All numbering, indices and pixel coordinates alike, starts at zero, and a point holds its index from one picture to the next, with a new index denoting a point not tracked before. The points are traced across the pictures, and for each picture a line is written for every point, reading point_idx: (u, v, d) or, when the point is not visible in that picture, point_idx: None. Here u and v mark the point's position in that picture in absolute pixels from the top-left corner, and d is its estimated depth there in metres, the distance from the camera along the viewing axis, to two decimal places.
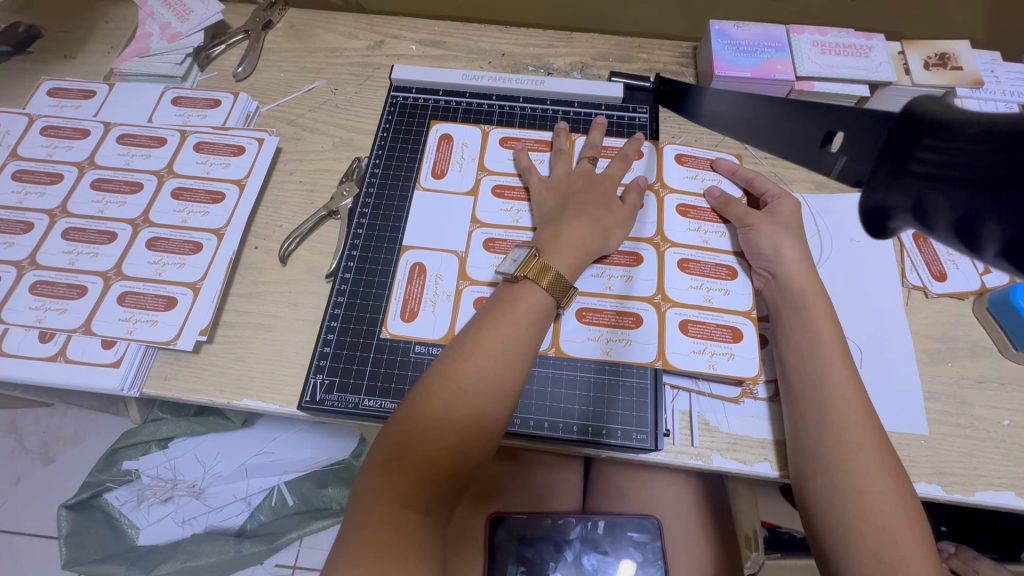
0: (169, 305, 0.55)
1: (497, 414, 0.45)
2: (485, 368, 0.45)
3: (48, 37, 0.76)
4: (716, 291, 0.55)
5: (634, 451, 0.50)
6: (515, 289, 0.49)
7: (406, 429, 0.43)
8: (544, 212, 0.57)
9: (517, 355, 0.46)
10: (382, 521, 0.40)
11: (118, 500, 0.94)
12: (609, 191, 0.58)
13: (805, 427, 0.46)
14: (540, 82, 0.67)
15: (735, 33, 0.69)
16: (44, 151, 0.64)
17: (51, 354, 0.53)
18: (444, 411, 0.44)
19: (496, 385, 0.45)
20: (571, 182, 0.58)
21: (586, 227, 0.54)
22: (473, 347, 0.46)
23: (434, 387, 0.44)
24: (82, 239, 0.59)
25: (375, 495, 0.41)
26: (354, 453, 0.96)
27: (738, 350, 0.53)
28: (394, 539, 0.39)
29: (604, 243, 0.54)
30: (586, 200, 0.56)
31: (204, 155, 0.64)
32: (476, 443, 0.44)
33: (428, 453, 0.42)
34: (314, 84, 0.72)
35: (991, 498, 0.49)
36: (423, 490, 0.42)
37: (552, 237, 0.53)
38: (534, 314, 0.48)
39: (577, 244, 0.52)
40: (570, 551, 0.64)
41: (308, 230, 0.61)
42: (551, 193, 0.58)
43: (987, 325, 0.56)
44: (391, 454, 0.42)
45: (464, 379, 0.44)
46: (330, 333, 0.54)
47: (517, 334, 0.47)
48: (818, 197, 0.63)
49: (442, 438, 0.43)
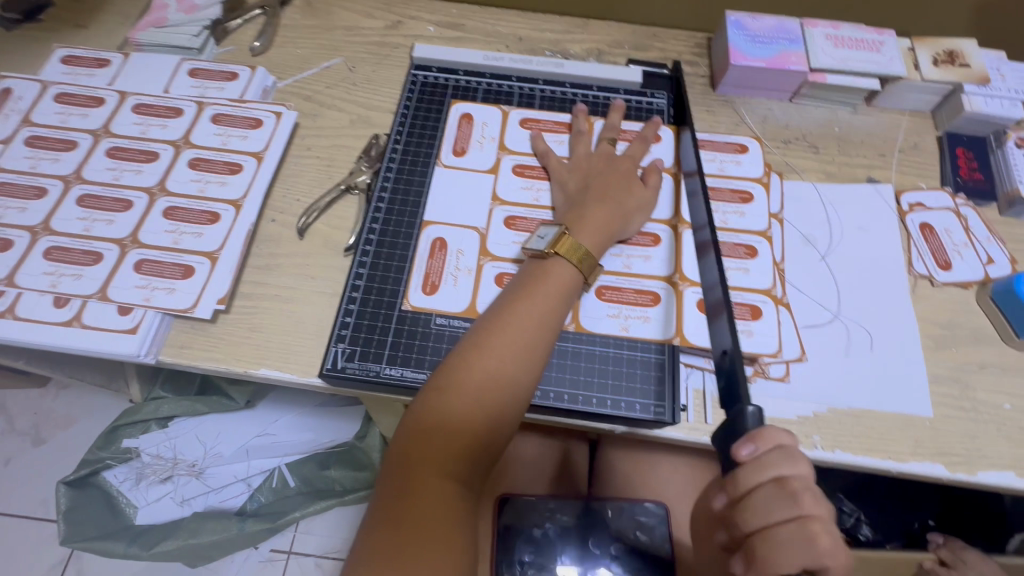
0: (187, 274, 0.55)
1: (530, 387, 0.46)
2: (521, 341, 0.46)
3: (58, 6, 0.75)
4: (736, 270, 0.58)
5: (651, 425, 0.51)
6: (545, 264, 0.50)
7: (442, 398, 0.44)
8: (567, 192, 0.58)
9: (548, 328, 0.48)
10: (422, 489, 0.40)
11: (116, 479, 0.92)
12: (631, 172, 0.59)
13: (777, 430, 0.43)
14: (560, 65, 0.68)
15: (751, 24, 0.70)
16: (57, 118, 0.64)
17: (67, 319, 0.53)
18: (480, 382, 0.44)
19: (530, 358, 0.46)
20: (593, 163, 0.59)
21: (612, 208, 0.55)
22: (506, 320, 0.47)
23: (469, 358, 0.45)
24: (97, 206, 0.58)
25: (412, 464, 0.42)
26: (357, 435, 0.95)
27: (756, 327, 0.55)
28: (435, 507, 0.40)
29: (625, 226, 0.56)
30: (609, 182, 0.57)
31: (221, 127, 0.64)
32: (509, 413, 0.45)
33: (463, 422, 0.43)
34: (331, 62, 0.72)
35: (994, 478, 0.51)
36: (460, 458, 0.42)
37: (577, 215, 0.54)
38: (566, 289, 0.49)
39: (603, 224, 0.54)
40: (578, 532, 0.65)
41: (325, 204, 0.61)
42: (574, 174, 0.59)
43: (990, 313, 0.58)
44: (427, 424, 0.43)
45: (498, 351, 0.45)
46: (351, 305, 0.54)
47: (550, 309, 0.48)
48: (828, 187, 0.64)
49: (477, 408, 0.44)
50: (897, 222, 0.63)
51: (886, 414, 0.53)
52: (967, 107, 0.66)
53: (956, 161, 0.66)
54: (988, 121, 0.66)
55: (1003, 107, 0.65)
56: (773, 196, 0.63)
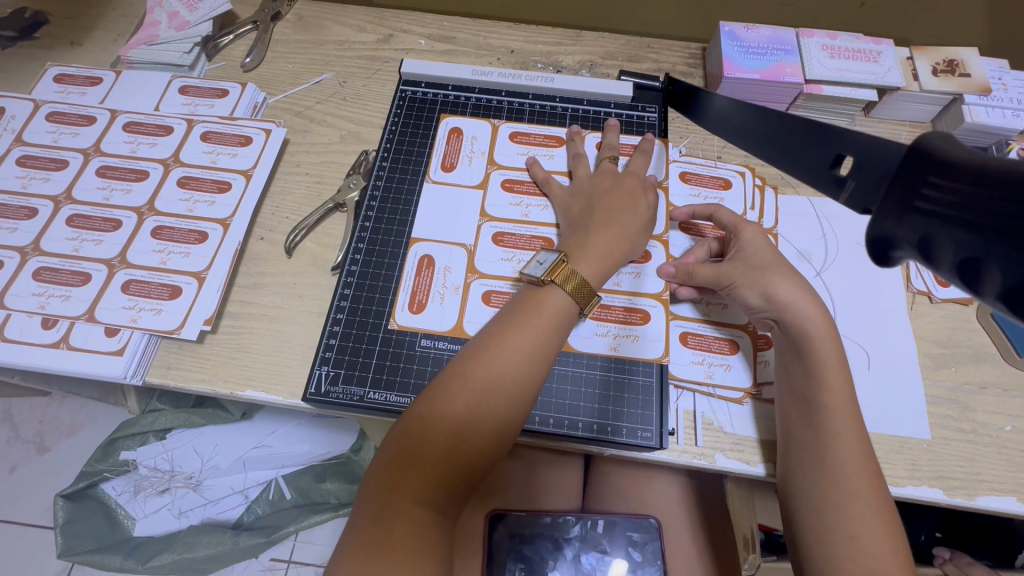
0: (174, 294, 0.55)
1: (516, 417, 0.45)
2: (511, 370, 0.45)
3: (53, 24, 0.76)
4: (714, 305, 0.56)
5: (639, 449, 0.50)
6: (541, 294, 0.49)
7: (424, 425, 0.43)
8: (569, 218, 0.56)
9: (539, 358, 0.47)
10: (397, 519, 0.40)
11: (114, 491, 0.93)
12: (635, 189, 0.57)
13: (801, 440, 0.46)
14: (549, 79, 0.67)
15: (745, 35, 0.69)
16: (49, 137, 0.64)
17: (55, 340, 0.53)
18: (467, 410, 0.44)
19: (522, 383, 0.45)
20: (596, 183, 0.57)
21: (615, 234, 0.53)
22: (495, 348, 0.46)
23: (455, 388, 0.44)
24: (86, 226, 0.58)
25: (391, 491, 0.41)
26: (353, 447, 0.95)
27: (735, 361, 0.53)
28: (409, 538, 0.39)
29: (631, 250, 0.54)
30: (612, 204, 0.55)
31: (211, 145, 0.64)
32: (491, 444, 0.44)
33: (445, 451, 0.42)
34: (322, 77, 0.71)
35: (993, 503, 0.49)
36: (439, 487, 0.42)
37: (578, 242, 0.53)
38: (560, 320, 0.48)
39: (607, 252, 0.52)
40: (569, 549, 0.64)
41: (313, 222, 0.60)
42: (576, 197, 0.57)
43: (991, 331, 0.57)
44: (410, 451, 0.42)
45: (486, 379, 0.44)
46: (337, 326, 0.54)
47: (540, 337, 0.47)
48: (825, 201, 0.63)
49: (461, 437, 0.43)
50: None
51: (881, 435, 0.52)
52: (967, 118, 0.64)
53: None
54: (990, 133, 0.65)
55: (1005, 118, 0.63)
56: (767, 211, 0.62)
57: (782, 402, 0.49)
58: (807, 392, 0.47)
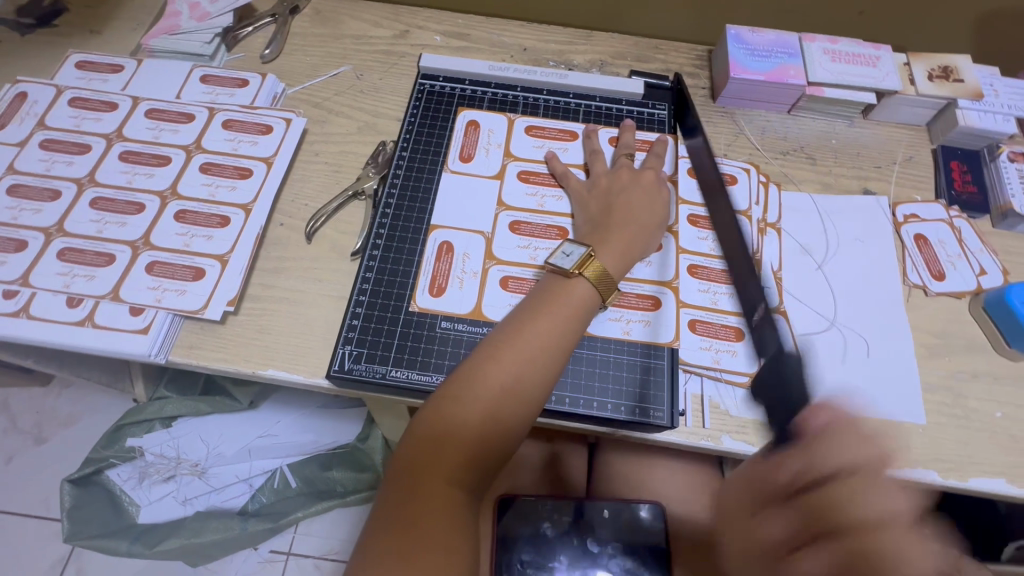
0: (197, 276, 0.56)
1: (540, 401, 0.47)
2: (530, 358, 0.47)
3: (72, 12, 0.77)
4: (722, 294, 0.58)
5: (649, 428, 0.52)
6: (567, 284, 0.51)
7: (447, 410, 0.45)
8: (588, 213, 0.58)
9: (562, 346, 0.48)
10: (430, 496, 0.42)
11: (119, 478, 0.93)
12: (652, 188, 0.60)
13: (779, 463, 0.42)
14: (563, 76, 0.69)
15: (751, 38, 0.71)
16: (72, 122, 0.65)
17: (80, 318, 0.54)
18: (488, 395, 0.45)
19: (541, 370, 0.47)
20: (614, 179, 0.60)
21: (632, 232, 0.56)
22: (520, 336, 0.48)
23: (483, 373, 0.46)
24: (110, 209, 0.60)
25: (423, 470, 0.43)
26: (359, 436, 0.96)
27: (742, 348, 0.56)
28: (442, 514, 0.41)
29: (647, 246, 0.57)
30: (630, 201, 0.58)
31: (232, 133, 0.65)
32: (517, 426, 0.46)
33: (474, 432, 0.44)
34: (340, 69, 0.73)
35: (984, 484, 0.52)
36: (469, 467, 0.44)
37: (598, 238, 0.55)
38: (581, 310, 0.50)
39: (625, 247, 0.55)
40: (577, 532, 0.65)
41: (333, 210, 0.62)
42: (596, 194, 0.59)
43: (982, 322, 0.59)
44: (441, 432, 0.44)
45: (511, 364, 0.46)
46: (358, 307, 0.56)
47: (563, 326, 0.49)
48: (825, 198, 0.66)
49: (489, 419, 0.45)
50: (892, 233, 0.64)
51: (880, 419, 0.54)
52: (960, 122, 0.67)
53: (950, 174, 0.68)
54: (982, 136, 0.68)
55: (996, 122, 0.67)
56: (770, 206, 0.65)
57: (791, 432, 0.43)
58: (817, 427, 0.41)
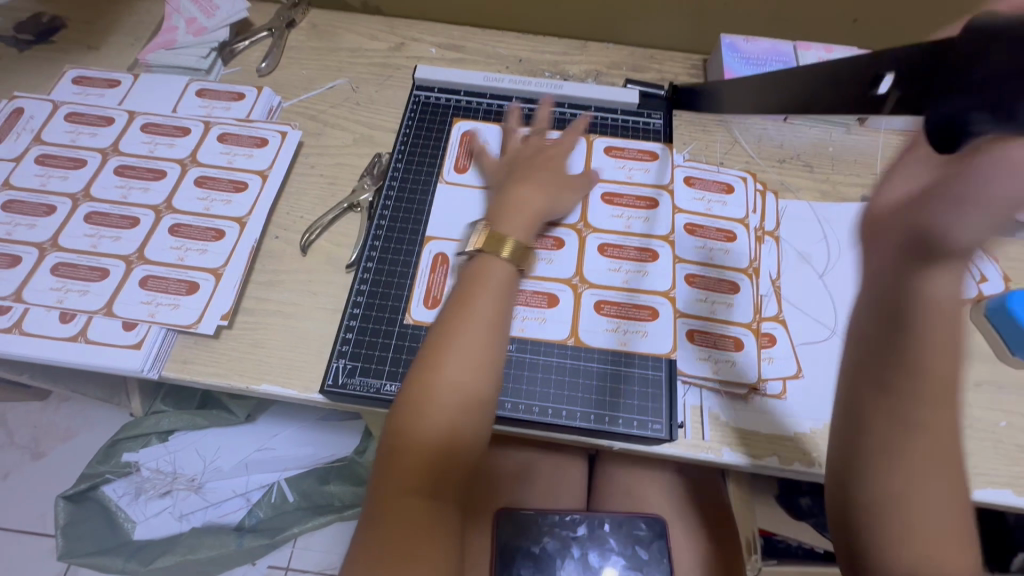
0: (191, 290, 0.56)
1: (487, 389, 0.46)
2: (460, 351, 0.46)
3: (70, 28, 0.78)
4: (721, 304, 0.58)
5: (648, 441, 0.51)
6: (480, 265, 0.51)
7: (398, 424, 0.44)
8: (495, 182, 0.60)
9: (492, 331, 0.48)
10: (394, 512, 0.41)
11: (115, 493, 0.92)
12: (556, 169, 0.60)
13: (907, 436, 0.35)
14: (559, 86, 0.69)
15: (746, 47, 0.72)
16: (68, 137, 0.65)
17: (72, 334, 0.54)
18: (430, 399, 0.44)
19: (473, 357, 0.46)
20: (518, 159, 0.61)
21: (537, 191, 0.57)
22: (450, 332, 0.47)
23: (423, 377, 0.45)
24: (104, 223, 0.59)
25: (385, 488, 0.42)
26: (357, 450, 0.94)
27: (742, 359, 0.55)
28: (407, 527, 0.40)
29: (551, 205, 0.58)
30: (528, 175, 0.59)
31: (228, 146, 0.65)
32: (471, 421, 0.45)
33: (427, 439, 0.43)
34: (336, 82, 0.73)
35: (990, 496, 0.51)
36: (429, 475, 0.43)
37: (501, 200, 0.56)
38: (501, 287, 0.50)
39: (509, 214, 0.55)
40: (577, 547, 0.64)
41: (328, 221, 0.62)
42: (502, 165, 0.62)
43: (984, 330, 0.59)
44: (395, 447, 0.43)
45: (443, 363, 0.45)
46: (353, 320, 0.55)
47: (491, 311, 0.48)
48: (824, 206, 0.66)
49: (440, 422, 0.44)
50: None
51: None
52: None
53: None
54: None
55: None
56: (768, 215, 0.64)
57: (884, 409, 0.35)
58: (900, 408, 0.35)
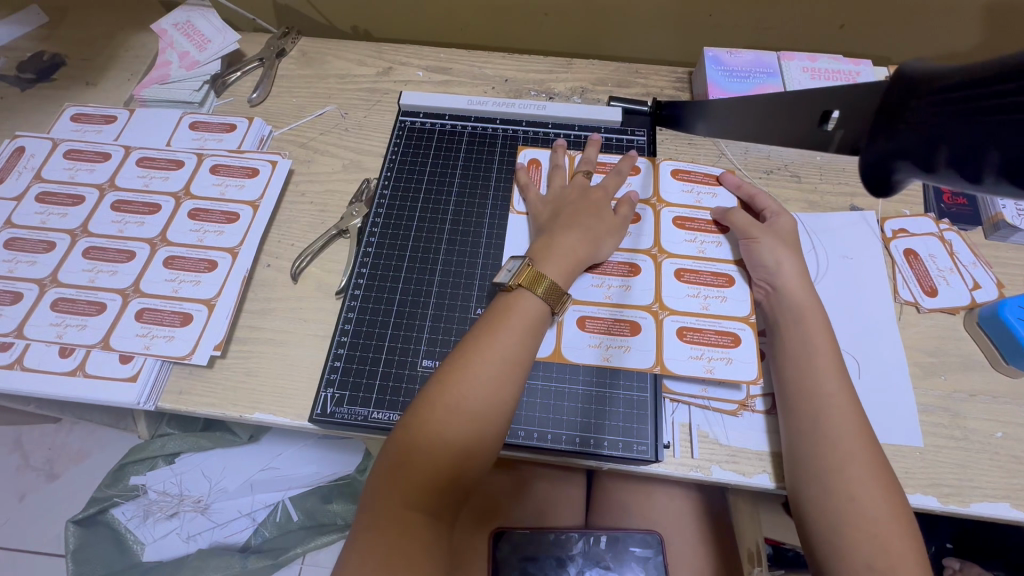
0: (185, 322, 0.57)
1: (501, 418, 0.47)
2: (478, 375, 0.47)
3: (70, 65, 0.80)
4: (713, 298, 0.57)
5: (634, 462, 0.52)
6: (512, 297, 0.52)
7: (409, 438, 0.45)
8: (539, 223, 0.60)
9: (515, 363, 0.48)
10: (391, 523, 0.41)
11: (124, 516, 0.94)
12: (603, 202, 0.60)
13: (797, 424, 0.49)
14: (541, 107, 0.70)
15: (729, 60, 0.72)
16: (67, 174, 0.67)
17: (71, 369, 0.55)
18: (444, 417, 0.45)
19: (492, 385, 0.47)
20: (566, 195, 0.61)
21: (579, 237, 0.56)
22: (473, 356, 0.48)
23: (437, 395, 0.46)
24: (102, 258, 0.61)
25: (384, 499, 0.42)
26: (359, 468, 0.96)
27: (736, 354, 0.54)
28: (402, 540, 0.41)
29: (595, 251, 0.57)
30: (579, 211, 0.58)
31: (220, 177, 0.67)
32: (480, 448, 0.45)
33: (435, 458, 0.44)
34: (325, 109, 0.75)
35: (987, 509, 0.50)
36: (430, 494, 0.43)
37: (546, 245, 0.55)
38: (531, 320, 0.51)
39: (570, 252, 0.55)
40: (573, 566, 0.64)
41: (318, 248, 0.63)
42: (547, 206, 0.61)
43: (977, 338, 0.58)
44: (401, 460, 0.44)
45: (465, 385, 0.46)
46: (341, 348, 0.56)
47: (514, 342, 0.49)
48: (811, 216, 0.65)
49: (449, 443, 0.45)
50: (881, 248, 0.63)
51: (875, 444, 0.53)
52: None
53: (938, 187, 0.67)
54: None
55: None
56: None
57: (788, 400, 0.50)
58: (815, 404, 0.48)
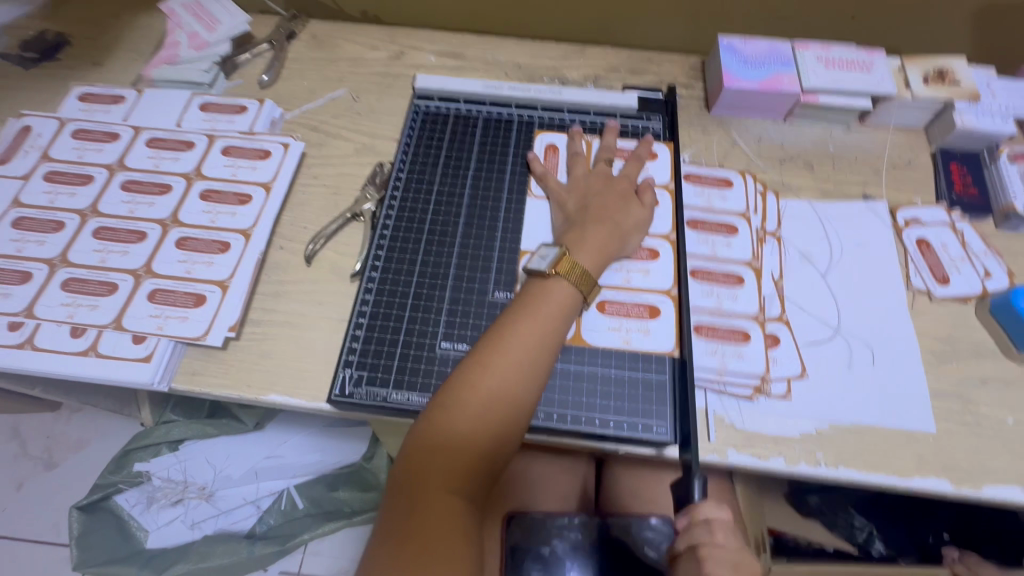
0: (199, 302, 0.57)
1: (533, 404, 0.47)
2: (515, 361, 0.47)
3: (75, 45, 0.79)
4: (726, 297, 0.58)
5: (653, 445, 0.52)
6: (545, 284, 0.52)
7: (441, 423, 0.44)
8: (566, 212, 0.60)
9: (548, 349, 0.49)
10: (428, 507, 0.41)
11: (128, 502, 0.93)
12: (627, 190, 0.61)
13: None
14: (558, 92, 0.70)
15: (744, 48, 0.72)
16: (75, 154, 0.66)
17: (83, 348, 0.54)
18: (479, 402, 0.45)
19: (526, 371, 0.47)
20: (591, 184, 0.61)
21: (608, 228, 0.57)
22: (508, 340, 0.48)
23: (472, 379, 0.46)
24: (112, 238, 0.60)
25: (420, 483, 0.42)
26: (366, 456, 0.95)
27: (748, 349, 0.55)
28: (440, 524, 0.41)
29: (623, 242, 0.57)
30: (607, 201, 0.59)
31: (231, 159, 0.66)
32: (513, 433, 0.46)
33: (470, 442, 0.44)
34: (337, 93, 0.74)
35: (999, 493, 0.51)
36: (465, 476, 0.43)
37: (575, 236, 0.56)
38: (563, 306, 0.51)
39: (601, 243, 0.55)
40: (585, 550, 0.64)
41: (332, 231, 0.62)
42: (572, 194, 0.61)
43: (990, 327, 0.59)
44: (435, 444, 0.44)
45: (499, 370, 0.46)
46: (358, 329, 0.56)
47: (548, 328, 0.49)
48: (825, 204, 0.66)
49: (485, 427, 0.45)
50: (893, 238, 0.64)
51: (889, 428, 0.53)
52: (958, 124, 0.67)
53: (950, 177, 0.67)
54: (979, 137, 0.67)
55: (993, 124, 0.66)
56: (769, 215, 0.64)
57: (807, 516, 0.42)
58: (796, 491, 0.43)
